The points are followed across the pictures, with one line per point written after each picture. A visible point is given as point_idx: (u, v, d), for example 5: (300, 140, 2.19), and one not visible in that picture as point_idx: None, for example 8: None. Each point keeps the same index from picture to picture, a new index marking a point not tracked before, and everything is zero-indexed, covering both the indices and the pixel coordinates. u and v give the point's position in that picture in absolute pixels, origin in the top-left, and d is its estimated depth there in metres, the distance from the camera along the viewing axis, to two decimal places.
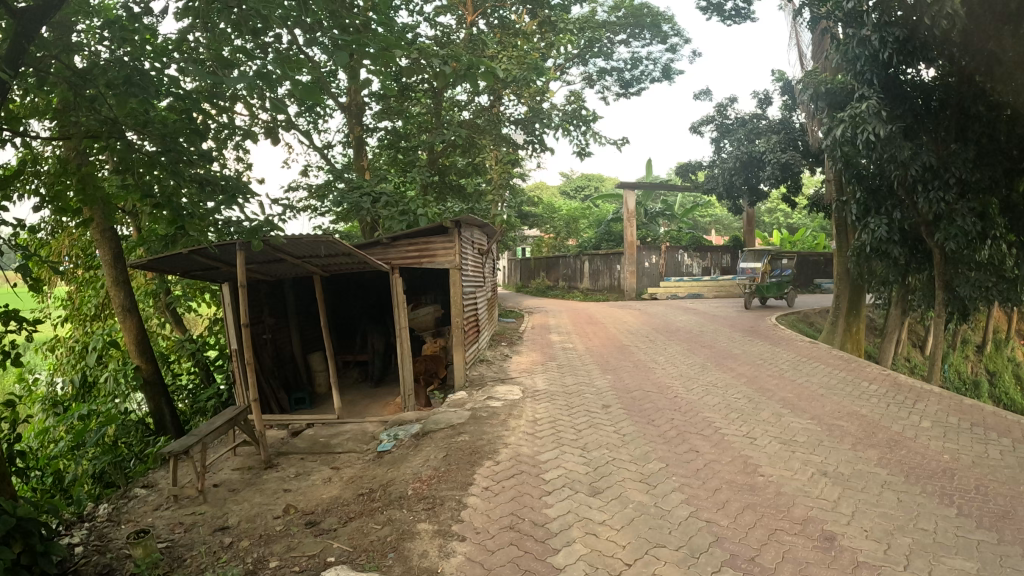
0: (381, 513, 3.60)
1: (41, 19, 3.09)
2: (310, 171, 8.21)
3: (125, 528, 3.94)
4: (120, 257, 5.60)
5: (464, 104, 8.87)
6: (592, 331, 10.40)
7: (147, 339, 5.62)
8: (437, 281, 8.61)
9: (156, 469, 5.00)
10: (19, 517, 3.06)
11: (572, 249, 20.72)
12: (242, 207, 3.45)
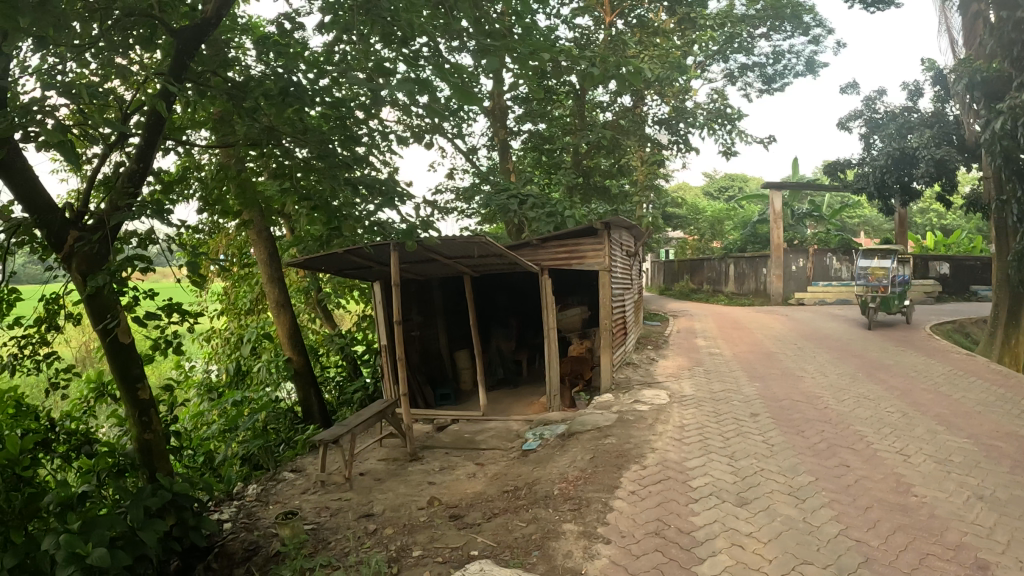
0: (526, 511, 3.65)
1: (198, 36, 3.35)
2: (458, 174, 8.43)
3: (273, 508, 4.21)
4: (274, 256, 5.98)
5: (606, 105, 8.83)
6: (738, 337, 10.06)
7: (299, 334, 5.97)
8: (584, 282, 8.62)
9: (306, 455, 5.30)
10: (176, 492, 3.34)
11: (716, 251, 20.11)
12: (398, 209, 3.57)
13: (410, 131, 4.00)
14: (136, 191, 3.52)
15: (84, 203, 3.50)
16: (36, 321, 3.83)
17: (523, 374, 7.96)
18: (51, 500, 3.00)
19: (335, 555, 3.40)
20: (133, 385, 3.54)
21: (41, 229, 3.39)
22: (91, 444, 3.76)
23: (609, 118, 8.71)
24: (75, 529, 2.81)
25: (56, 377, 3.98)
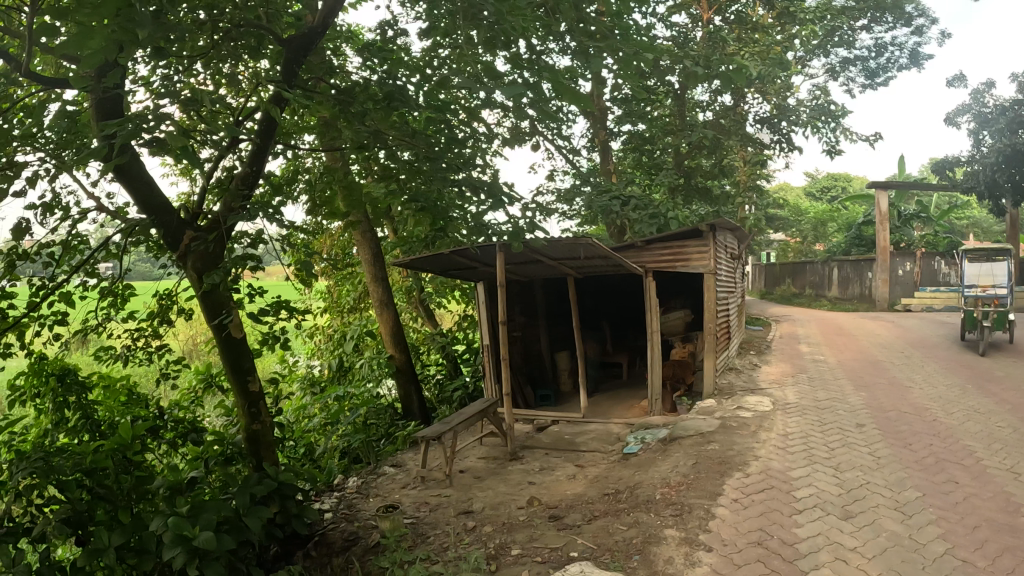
0: (627, 514, 3.62)
1: (304, 47, 3.46)
2: (560, 176, 8.43)
3: (373, 501, 4.33)
4: (379, 256, 6.11)
5: (706, 104, 8.66)
6: (841, 344, 9.68)
7: (401, 331, 6.14)
8: (684, 285, 8.49)
9: (406, 450, 5.42)
10: (280, 481, 3.46)
11: (818, 255, 19.37)
12: (504, 211, 3.61)
13: (512, 133, 4.03)
14: (249, 194, 3.67)
15: (199, 204, 3.70)
16: (149, 314, 4.05)
17: (622, 377, 7.92)
18: (160, 483, 3.16)
19: (433, 549, 3.47)
20: (243, 378, 3.72)
21: (159, 230, 3.59)
22: (197, 431, 3.85)
23: (708, 117, 8.55)
24: (183, 513, 2.96)
25: (168, 368, 4.20)
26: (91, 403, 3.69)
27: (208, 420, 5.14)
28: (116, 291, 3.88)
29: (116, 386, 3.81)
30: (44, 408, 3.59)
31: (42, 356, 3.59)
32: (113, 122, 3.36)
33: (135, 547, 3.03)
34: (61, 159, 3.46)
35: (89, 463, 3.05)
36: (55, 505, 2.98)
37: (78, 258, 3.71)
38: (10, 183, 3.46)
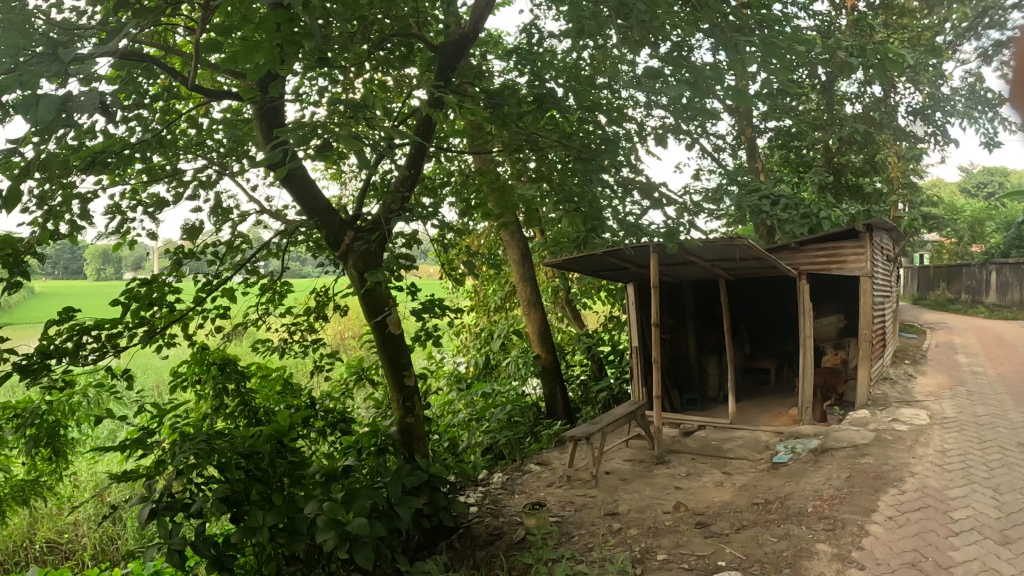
0: (777, 526, 3.54)
1: (457, 52, 3.56)
2: (705, 175, 8.23)
3: (520, 497, 4.42)
4: (526, 256, 6.16)
5: (855, 96, 8.22)
6: (1004, 355, 8.94)
7: (548, 332, 6.16)
8: (835, 289, 8.11)
9: (550, 449, 5.48)
10: (431, 473, 3.59)
11: (976, 256, 17.91)
12: (664, 211, 3.59)
13: (652, 132, 3.97)
14: (408, 196, 3.83)
15: (360, 207, 3.86)
16: (305, 309, 4.33)
17: (770, 383, 7.70)
18: (318, 470, 3.37)
19: (578, 549, 3.54)
20: (400, 373, 3.88)
21: (321, 230, 3.79)
22: (345, 422, 4.09)
23: (857, 110, 8.10)
24: (338, 499, 3.14)
25: (322, 362, 4.43)
26: (250, 391, 3.95)
27: (358, 412, 5.35)
28: (276, 288, 4.15)
29: (272, 377, 4.06)
30: (206, 394, 3.87)
31: (205, 346, 3.88)
32: (275, 141, 3.51)
33: (288, 528, 3.22)
34: (230, 165, 3.72)
35: (248, 447, 3.27)
36: (213, 484, 3.21)
37: (240, 257, 3.99)
38: (184, 187, 3.75)
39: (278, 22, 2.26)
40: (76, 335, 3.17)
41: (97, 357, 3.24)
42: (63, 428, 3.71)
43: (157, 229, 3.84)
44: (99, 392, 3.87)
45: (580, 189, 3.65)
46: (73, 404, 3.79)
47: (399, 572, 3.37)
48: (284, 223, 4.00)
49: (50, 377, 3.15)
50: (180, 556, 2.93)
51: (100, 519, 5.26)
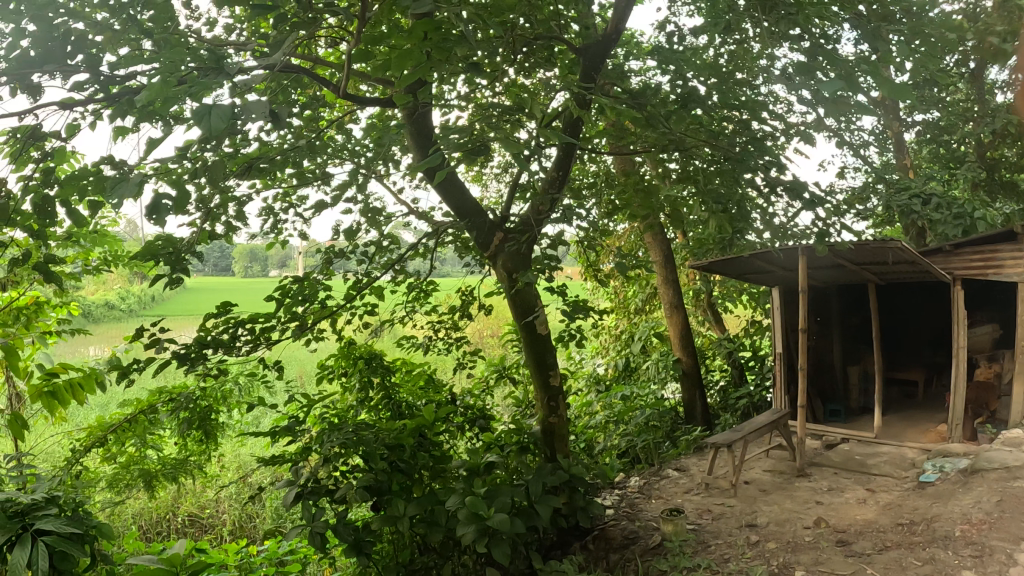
0: (922, 549, 3.32)
1: (601, 53, 3.52)
2: (849, 173, 7.78)
3: (656, 503, 4.36)
4: (669, 258, 6.01)
5: (1007, 84, 7.55)
6: None
7: (690, 337, 6.02)
8: (996, 297, 7.48)
9: (689, 455, 5.38)
10: (572, 474, 3.54)
11: None
12: (816, 213, 3.45)
13: (793, 129, 3.80)
14: (556, 198, 3.84)
15: (506, 208, 3.93)
16: (452, 308, 4.45)
17: (919, 396, 7.22)
18: (461, 463, 3.45)
19: (714, 559, 3.47)
20: (545, 372, 3.95)
21: (472, 232, 3.87)
22: (485, 418, 4.07)
23: (1010, 97, 7.40)
24: (480, 494, 3.21)
25: (464, 359, 4.53)
26: (394, 385, 4.10)
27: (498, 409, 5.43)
28: (421, 287, 4.28)
29: (415, 371, 4.20)
30: (352, 386, 4.06)
31: (352, 341, 4.07)
32: (426, 156, 3.65)
33: (426, 519, 3.33)
34: (376, 168, 3.86)
35: (391, 439, 3.40)
36: (358, 472, 3.37)
37: (391, 258, 4.15)
38: (342, 191, 3.91)
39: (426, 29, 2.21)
40: (235, 327, 3.40)
41: (250, 347, 3.43)
42: (215, 413, 3.97)
43: (309, 229, 4.03)
44: (250, 380, 4.12)
45: (725, 192, 3.56)
46: (226, 391, 4.05)
47: (537, 569, 3.41)
48: (427, 224, 4.11)
49: (211, 367, 3.37)
50: (321, 538, 3.08)
51: (242, 497, 5.53)
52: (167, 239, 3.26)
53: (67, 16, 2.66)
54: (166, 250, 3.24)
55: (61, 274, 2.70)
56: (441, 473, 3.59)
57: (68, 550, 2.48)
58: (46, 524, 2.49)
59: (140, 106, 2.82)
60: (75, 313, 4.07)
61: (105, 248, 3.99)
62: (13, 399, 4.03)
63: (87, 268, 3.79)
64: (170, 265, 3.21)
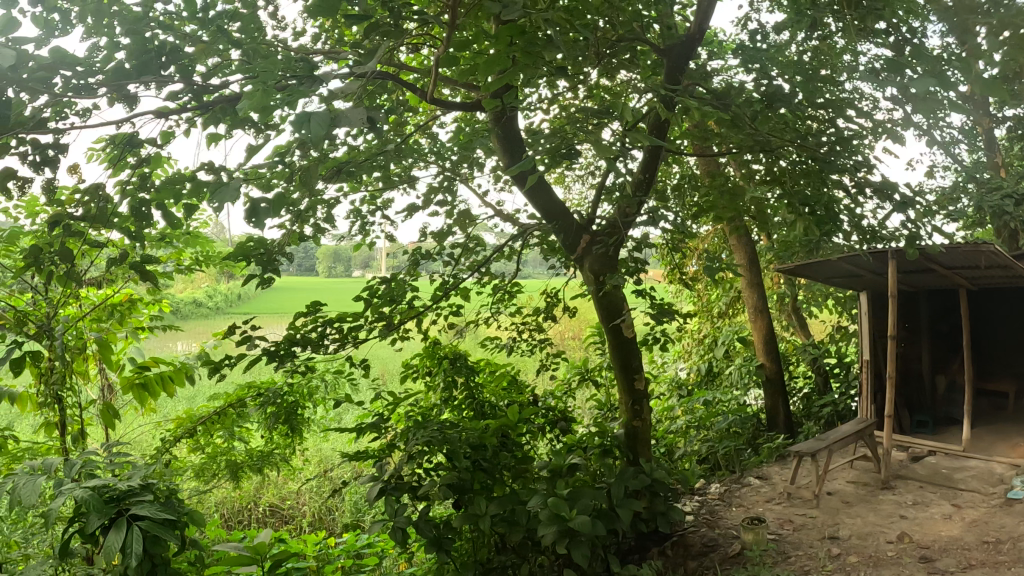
0: (1010, 570, 3.16)
1: (685, 54, 3.47)
2: (937, 171, 7.41)
3: (736, 511, 4.25)
4: (753, 261, 5.85)
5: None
6: None
7: (774, 342, 5.87)
8: None
9: (771, 463, 5.23)
10: (654, 478, 3.47)
11: None
12: (909, 216, 3.30)
13: (881, 128, 3.65)
14: (643, 200, 3.76)
15: (592, 210, 3.90)
16: (536, 309, 4.43)
17: (1012, 407, 6.85)
18: (545, 464, 3.50)
19: (794, 571, 3.37)
20: (630, 376, 3.90)
21: (559, 235, 3.84)
22: (566, 421, 4.03)
23: None
24: (563, 495, 3.19)
25: (547, 360, 4.51)
26: (477, 385, 4.12)
27: (578, 412, 5.37)
28: (505, 288, 4.27)
29: (499, 372, 4.21)
30: (436, 385, 4.11)
31: (437, 341, 4.11)
32: (515, 163, 3.65)
33: (508, 518, 3.33)
34: (461, 171, 3.86)
35: (475, 439, 3.42)
36: (441, 470, 3.40)
37: (478, 260, 4.18)
38: (436, 194, 3.92)
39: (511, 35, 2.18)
40: (323, 326, 3.47)
41: (337, 346, 3.47)
42: (301, 408, 4.07)
43: (395, 231, 4.07)
44: (336, 378, 4.21)
45: (811, 194, 3.45)
46: (312, 387, 4.14)
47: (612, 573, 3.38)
48: (512, 225, 4.09)
49: (298, 364, 3.44)
50: (402, 534, 3.12)
51: (322, 491, 5.64)
52: (259, 241, 3.35)
53: (159, 28, 2.70)
54: (258, 250, 3.31)
55: (157, 274, 2.80)
56: (523, 474, 3.59)
57: (162, 535, 2.60)
58: (142, 510, 2.60)
59: (232, 112, 2.89)
60: (167, 310, 4.21)
61: (196, 249, 4.11)
62: (108, 392, 4.20)
63: (179, 268, 3.92)
64: (262, 266, 3.29)
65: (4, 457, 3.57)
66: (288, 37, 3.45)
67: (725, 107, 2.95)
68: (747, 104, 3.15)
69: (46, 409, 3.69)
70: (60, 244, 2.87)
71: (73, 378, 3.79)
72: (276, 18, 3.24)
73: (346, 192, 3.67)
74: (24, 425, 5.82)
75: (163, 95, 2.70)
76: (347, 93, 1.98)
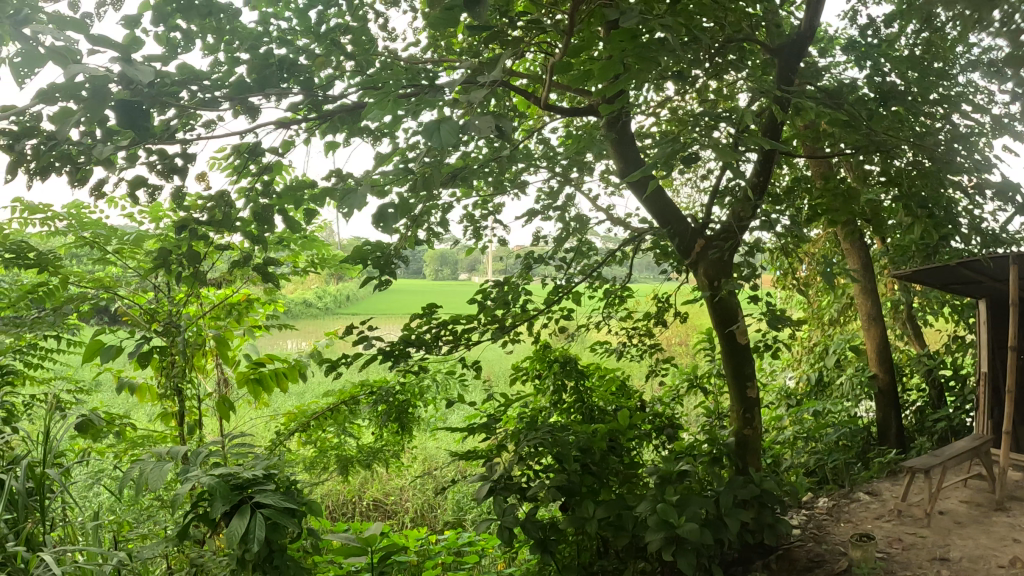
0: None
1: (797, 53, 3.27)
2: None
3: (844, 527, 4.03)
4: (867, 258, 5.15)
5: None
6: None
7: (889, 350, 5.16)
8: None
9: (881, 478, 4.78)
10: (763, 488, 3.31)
11: None
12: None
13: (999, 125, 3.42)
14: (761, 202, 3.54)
15: (708, 213, 3.72)
16: (647, 315, 4.29)
17: None
18: (652, 470, 3.27)
19: None
20: (743, 383, 3.71)
21: (673, 239, 3.69)
22: (673, 428, 3.82)
23: None
24: (671, 501, 3.10)
25: (656, 366, 4.38)
26: (588, 388, 3.94)
27: (684, 419, 5.21)
28: (617, 293, 4.10)
29: (608, 377, 4.01)
30: (546, 388, 3.94)
31: (548, 344, 3.95)
32: (629, 174, 3.56)
33: (616, 523, 3.26)
34: (570, 175, 3.78)
35: (585, 442, 3.34)
36: (551, 472, 3.36)
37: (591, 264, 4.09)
38: (555, 199, 3.85)
39: (623, 38, 2.08)
40: (438, 328, 3.42)
41: (449, 348, 3.42)
42: (412, 407, 4.02)
43: (508, 235, 4.02)
44: (446, 379, 4.21)
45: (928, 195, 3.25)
46: (424, 387, 4.13)
47: None
48: (624, 229, 3.99)
49: (411, 364, 3.43)
50: (510, 533, 3.08)
51: (425, 489, 5.70)
52: (376, 243, 3.16)
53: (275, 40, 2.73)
54: (376, 254, 3.10)
55: (274, 275, 2.88)
56: (630, 479, 3.47)
57: (284, 523, 2.69)
58: (265, 499, 2.70)
59: (349, 121, 2.91)
60: (281, 310, 4.36)
61: (310, 251, 4.23)
62: (225, 385, 4.41)
63: (294, 270, 4.08)
64: (380, 269, 3.11)
65: (130, 445, 3.80)
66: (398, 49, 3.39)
67: (836, 106, 2.81)
68: (862, 102, 2.98)
69: (164, 400, 4.01)
70: (186, 246, 2.99)
71: (192, 371, 4.03)
72: (387, 31, 3.23)
73: (459, 197, 3.60)
74: (145, 414, 6.16)
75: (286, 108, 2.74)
76: (477, 98, 1.81)
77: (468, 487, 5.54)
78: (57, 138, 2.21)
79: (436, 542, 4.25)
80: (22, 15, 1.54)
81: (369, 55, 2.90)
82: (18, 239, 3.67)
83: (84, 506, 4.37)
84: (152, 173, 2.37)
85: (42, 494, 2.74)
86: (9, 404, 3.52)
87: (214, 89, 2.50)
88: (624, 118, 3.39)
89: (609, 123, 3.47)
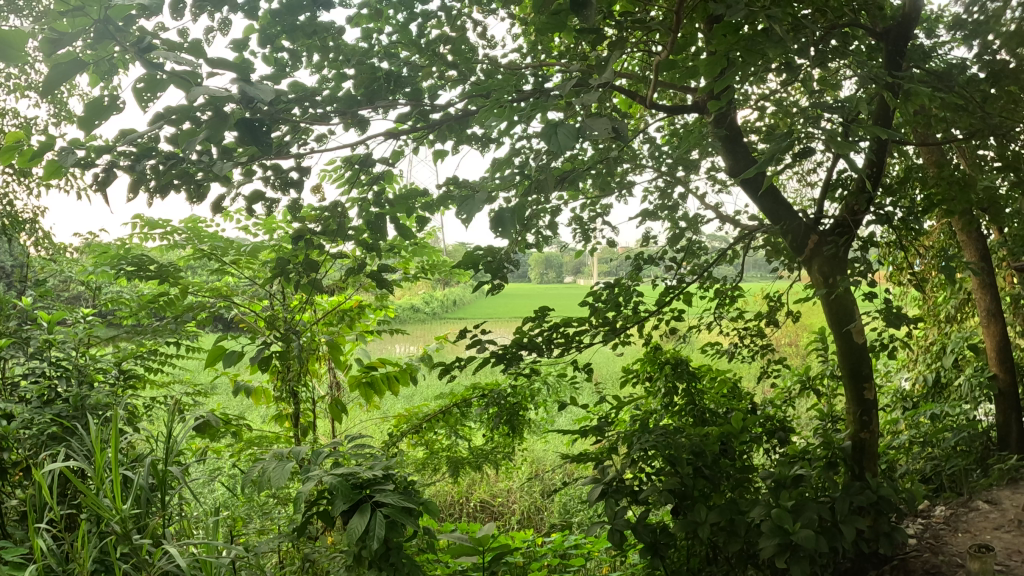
0: None
1: (907, 32, 3.04)
2: None
3: (962, 537, 3.74)
4: (985, 245, 4.46)
5: None
6: None
7: (1010, 347, 4.43)
8: None
9: (1001, 486, 4.13)
10: (881, 495, 3.13)
11: None
12: None
13: None
14: (876, 193, 3.33)
15: (822, 208, 3.55)
16: (759, 314, 4.13)
17: None
18: (767, 474, 3.21)
19: None
20: (859, 384, 3.53)
21: (786, 236, 3.53)
22: (785, 431, 3.67)
23: None
24: (786, 506, 2.99)
25: (768, 368, 4.21)
26: (699, 390, 3.78)
27: (796, 423, 5.02)
28: (729, 293, 3.98)
29: (720, 379, 3.85)
30: (657, 391, 3.81)
31: (658, 345, 3.81)
32: (741, 171, 3.48)
33: (728, 528, 3.16)
34: (677, 175, 3.70)
35: (697, 445, 3.25)
36: (663, 475, 3.29)
37: (702, 263, 3.98)
38: (666, 200, 3.77)
39: (726, 32, 1.97)
40: (550, 332, 3.35)
41: (562, 351, 3.35)
42: (523, 409, 3.96)
43: (617, 237, 3.95)
44: (558, 380, 4.16)
45: None
46: (534, 390, 4.07)
47: None
48: (734, 227, 3.88)
49: (523, 366, 3.40)
50: (622, 536, 2.99)
51: (534, 492, 5.76)
52: (486, 248, 2.89)
53: (384, 58, 2.73)
54: (487, 258, 2.88)
55: (388, 280, 2.91)
56: (742, 484, 3.34)
57: (402, 520, 2.73)
58: (385, 497, 2.76)
59: (456, 128, 2.90)
60: (391, 315, 4.46)
61: (419, 258, 4.30)
62: (337, 388, 4.56)
63: (405, 276, 4.22)
64: (492, 274, 2.87)
65: (246, 445, 3.95)
66: (500, 55, 3.35)
67: (948, 89, 2.70)
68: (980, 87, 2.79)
69: (279, 403, 4.22)
70: (302, 254, 3.07)
71: (307, 376, 4.22)
72: (487, 38, 3.18)
73: (567, 200, 3.53)
74: (259, 416, 6.43)
75: (394, 119, 2.75)
76: (591, 101, 1.69)
77: (575, 491, 5.51)
78: (176, 158, 2.27)
79: (542, 543, 4.24)
80: (147, 42, 1.60)
81: (471, 62, 2.87)
82: (140, 252, 3.89)
83: (203, 502, 4.59)
84: (267, 186, 2.44)
85: (165, 491, 2.86)
86: (134, 407, 3.73)
87: (326, 104, 2.52)
88: (732, 113, 3.34)
89: (717, 120, 3.43)
